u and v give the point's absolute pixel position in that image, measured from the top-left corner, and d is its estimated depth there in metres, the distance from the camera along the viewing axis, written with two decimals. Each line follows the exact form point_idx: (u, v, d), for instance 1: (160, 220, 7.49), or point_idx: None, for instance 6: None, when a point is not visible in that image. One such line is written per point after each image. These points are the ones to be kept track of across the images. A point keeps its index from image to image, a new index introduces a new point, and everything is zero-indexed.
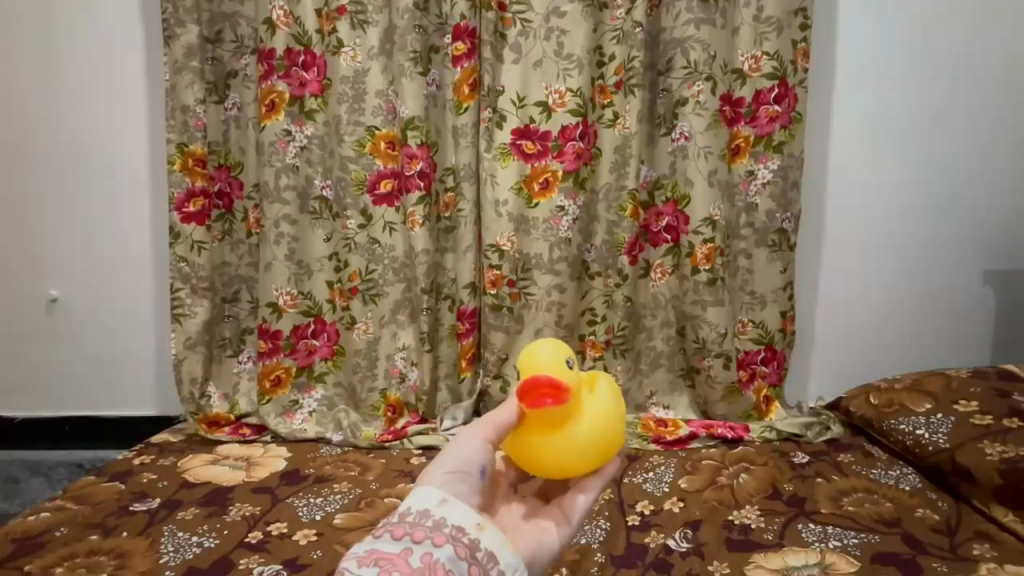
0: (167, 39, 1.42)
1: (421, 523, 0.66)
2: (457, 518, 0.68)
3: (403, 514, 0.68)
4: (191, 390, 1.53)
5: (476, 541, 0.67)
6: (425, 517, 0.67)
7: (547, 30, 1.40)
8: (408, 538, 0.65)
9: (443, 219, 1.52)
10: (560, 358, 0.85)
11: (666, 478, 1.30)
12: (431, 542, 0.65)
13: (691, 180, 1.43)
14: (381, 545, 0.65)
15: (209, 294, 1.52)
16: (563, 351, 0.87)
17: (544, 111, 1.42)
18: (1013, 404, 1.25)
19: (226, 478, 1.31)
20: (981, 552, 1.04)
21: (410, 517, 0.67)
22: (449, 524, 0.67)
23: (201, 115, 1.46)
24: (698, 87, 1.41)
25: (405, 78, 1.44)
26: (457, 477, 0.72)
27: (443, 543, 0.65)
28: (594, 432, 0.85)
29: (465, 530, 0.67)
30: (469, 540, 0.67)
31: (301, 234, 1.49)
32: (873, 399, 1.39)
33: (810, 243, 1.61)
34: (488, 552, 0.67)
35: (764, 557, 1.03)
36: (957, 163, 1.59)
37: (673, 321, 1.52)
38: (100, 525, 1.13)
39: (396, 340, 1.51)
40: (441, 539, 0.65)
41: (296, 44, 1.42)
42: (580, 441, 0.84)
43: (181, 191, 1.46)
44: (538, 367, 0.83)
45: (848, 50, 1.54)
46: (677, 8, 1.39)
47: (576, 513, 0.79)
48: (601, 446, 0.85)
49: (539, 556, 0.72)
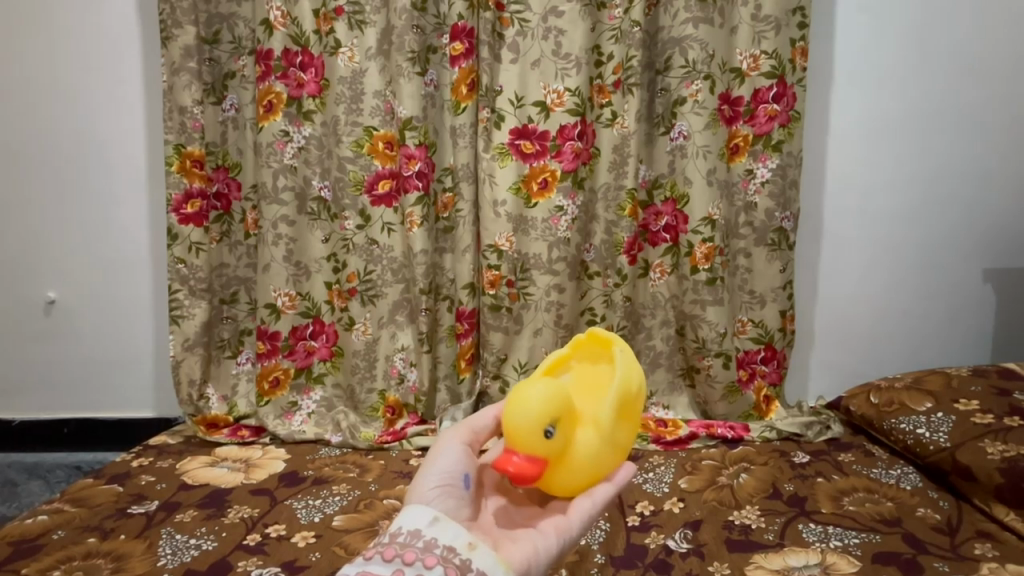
0: (165, 40, 1.41)
1: (412, 544, 0.70)
2: (449, 539, 0.71)
3: (395, 535, 0.73)
4: (189, 392, 1.52)
5: (467, 560, 0.70)
6: (415, 538, 0.71)
7: (545, 29, 1.39)
8: (399, 559, 0.69)
9: (441, 219, 1.52)
10: (539, 429, 0.79)
11: (666, 478, 1.29)
12: (422, 563, 0.68)
13: (690, 179, 1.42)
14: (373, 567, 0.69)
15: (207, 296, 1.52)
16: (548, 409, 0.80)
17: (543, 111, 1.41)
18: (1014, 403, 1.24)
19: (224, 480, 1.30)
20: (983, 551, 1.03)
21: (401, 538, 0.71)
22: (440, 545, 0.70)
23: (198, 116, 1.46)
24: (696, 86, 1.40)
25: (402, 79, 1.43)
26: (446, 491, 0.78)
27: (434, 565, 0.68)
28: (593, 467, 0.85)
29: (456, 550, 0.71)
30: (460, 561, 0.70)
31: (300, 235, 1.49)
32: (873, 399, 1.39)
33: (809, 243, 1.61)
34: (478, 571, 0.70)
35: (765, 558, 1.03)
36: (956, 162, 1.59)
37: (673, 321, 1.52)
38: (98, 528, 1.12)
39: (395, 342, 1.50)
40: (432, 561, 0.69)
41: (293, 45, 1.41)
42: (580, 479, 0.85)
43: (179, 193, 1.46)
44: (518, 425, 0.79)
45: (846, 49, 1.53)
46: (675, 8, 1.38)
47: (578, 524, 0.81)
48: (601, 470, 0.87)
49: (533, 564, 0.75)
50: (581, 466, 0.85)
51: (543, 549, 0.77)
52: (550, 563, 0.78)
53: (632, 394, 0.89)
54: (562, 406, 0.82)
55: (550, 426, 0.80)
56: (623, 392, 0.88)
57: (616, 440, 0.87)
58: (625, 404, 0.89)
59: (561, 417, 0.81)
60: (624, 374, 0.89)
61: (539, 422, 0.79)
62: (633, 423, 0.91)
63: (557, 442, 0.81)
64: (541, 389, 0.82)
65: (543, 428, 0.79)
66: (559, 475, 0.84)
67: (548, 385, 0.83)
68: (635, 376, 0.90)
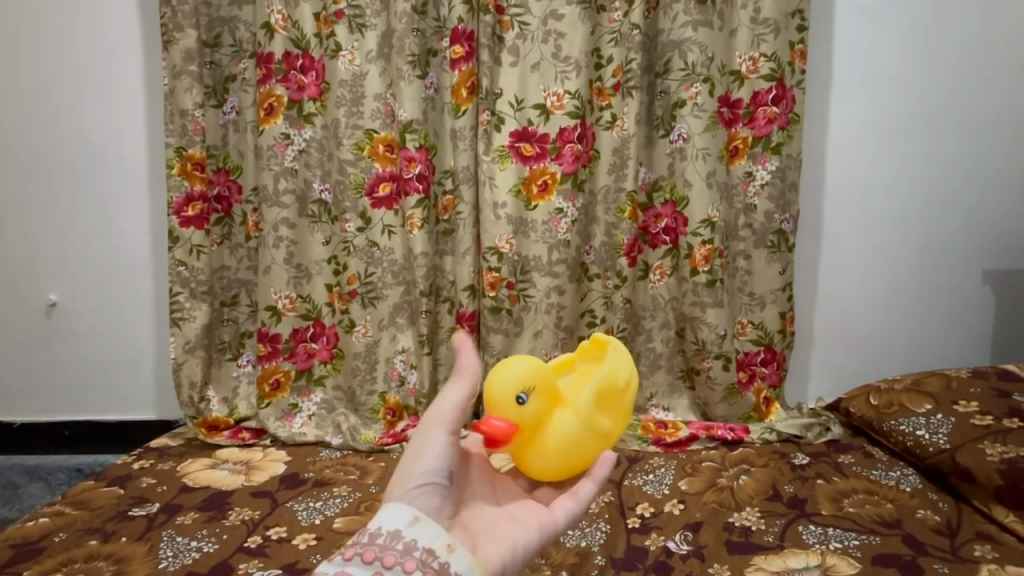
0: (165, 44, 1.42)
1: (392, 546, 0.69)
2: (428, 541, 0.70)
3: (374, 534, 0.70)
4: (190, 394, 1.53)
5: (447, 563, 0.69)
6: (395, 539, 0.69)
7: (545, 33, 1.40)
8: (379, 562, 0.67)
9: (441, 222, 1.53)
10: (510, 393, 0.84)
11: (666, 480, 1.30)
12: (402, 568, 0.67)
13: (690, 181, 1.43)
14: (351, 568, 0.67)
15: (208, 298, 1.52)
16: (524, 379, 0.85)
17: (542, 113, 1.42)
18: (1013, 404, 1.25)
19: (225, 482, 1.31)
20: (983, 553, 1.03)
21: (380, 539, 0.69)
22: (420, 547, 0.69)
23: (200, 119, 1.46)
24: (695, 89, 1.41)
25: (403, 82, 1.44)
26: (428, 489, 0.74)
27: (414, 570, 0.67)
28: (564, 449, 0.88)
29: (435, 552, 0.69)
30: (439, 565, 0.68)
31: (301, 237, 1.50)
32: (874, 400, 1.39)
33: (809, 243, 1.61)
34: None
35: (765, 559, 1.03)
36: (958, 163, 1.59)
37: (672, 323, 1.53)
38: (99, 530, 1.12)
39: (395, 343, 1.50)
40: (412, 565, 0.67)
41: (294, 48, 1.42)
42: (551, 460, 0.88)
43: (180, 196, 1.47)
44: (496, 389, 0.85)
45: (847, 51, 1.54)
46: (674, 10, 1.39)
47: (562, 519, 0.81)
48: (575, 457, 0.89)
49: (513, 563, 0.74)
50: (553, 446, 0.88)
51: (524, 544, 0.76)
52: (531, 558, 0.77)
53: (618, 388, 0.91)
54: (540, 381, 0.87)
55: (522, 395, 0.85)
56: (605, 383, 0.91)
57: (591, 426, 0.90)
58: (606, 396, 0.91)
59: (535, 388, 0.86)
60: (610, 368, 0.92)
61: (511, 388, 0.85)
62: (617, 419, 0.92)
63: (526, 412, 0.85)
64: (522, 364, 0.87)
65: (513, 394, 0.85)
66: (531, 449, 0.88)
67: (530, 360, 0.89)
68: (625, 374, 0.92)
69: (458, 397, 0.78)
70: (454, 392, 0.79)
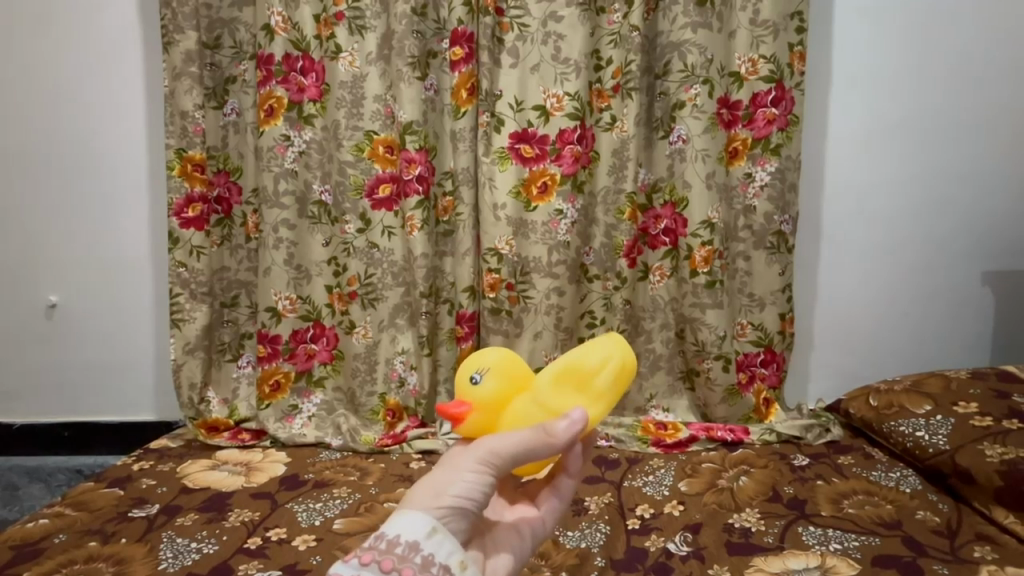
0: (165, 46, 1.43)
1: (409, 557, 0.59)
2: (445, 556, 0.61)
3: (389, 540, 0.61)
4: (190, 396, 1.53)
5: None
6: (413, 551, 0.60)
7: (544, 34, 1.40)
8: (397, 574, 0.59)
9: (441, 223, 1.53)
10: (464, 374, 0.81)
11: (666, 481, 1.30)
12: None
13: (690, 182, 1.43)
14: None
15: (208, 299, 1.52)
16: (489, 363, 0.81)
17: (542, 115, 1.42)
18: (1012, 404, 1.25)
19: (225, 483, 1.30)
20: (983, 554, 1.03)
21: (398, 549, 0.60)
22: (438, 563, 0.60)
23: (200, 121, 1.47)
24: (695, 90, 1.41)
25: (403, 83, 1.44)
26: (458, 510, 0.64)
27: None
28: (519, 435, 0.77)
29: (451, 569, 0.61)
30: None
31: (301, 238, 1.50)
32: (873, 401, 1.40)
33: (809, 244, 1.61)
34: None
35: (764, 561, 1.03)
36: (957, 163, 1.60)
37: (672, 324, 1.52)
38: (99, 532, 1.12)
39: (395, 344, 1.50)
40: None
41: (294, 50, 1.42)
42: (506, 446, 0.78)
43: (180, 197, 1.47)
44: (464, 370, 0.82)
45: (846, 52, 1.54)
46: (674, 12, 1.39)
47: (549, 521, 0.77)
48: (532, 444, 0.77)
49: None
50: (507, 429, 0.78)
51: (521, 556, 0.72)
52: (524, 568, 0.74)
53: (587, 372, 0.77)
54: (505, 370, 0.81)
55: (476, 376, 0.80)
56: (569, 367, 0.78)
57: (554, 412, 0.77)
58: (573, 379, 0.77)
59: (491, 368, 0.80)
60: (583, 351, 0.79)
61: (466, 370, 0.81)
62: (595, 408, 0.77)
63: (481, 392, 0.78)
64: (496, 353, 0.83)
65: (468, 375, 0.81)
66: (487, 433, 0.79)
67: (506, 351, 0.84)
68: (596, 358, 0.77)
69: (518, 444, 0.66)
70: (515, 437, 0.67)
